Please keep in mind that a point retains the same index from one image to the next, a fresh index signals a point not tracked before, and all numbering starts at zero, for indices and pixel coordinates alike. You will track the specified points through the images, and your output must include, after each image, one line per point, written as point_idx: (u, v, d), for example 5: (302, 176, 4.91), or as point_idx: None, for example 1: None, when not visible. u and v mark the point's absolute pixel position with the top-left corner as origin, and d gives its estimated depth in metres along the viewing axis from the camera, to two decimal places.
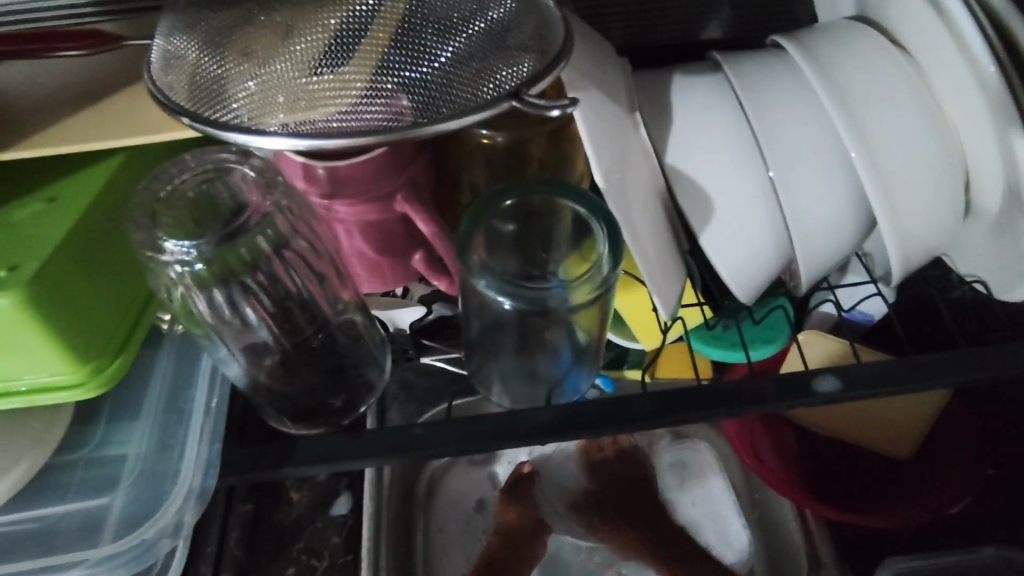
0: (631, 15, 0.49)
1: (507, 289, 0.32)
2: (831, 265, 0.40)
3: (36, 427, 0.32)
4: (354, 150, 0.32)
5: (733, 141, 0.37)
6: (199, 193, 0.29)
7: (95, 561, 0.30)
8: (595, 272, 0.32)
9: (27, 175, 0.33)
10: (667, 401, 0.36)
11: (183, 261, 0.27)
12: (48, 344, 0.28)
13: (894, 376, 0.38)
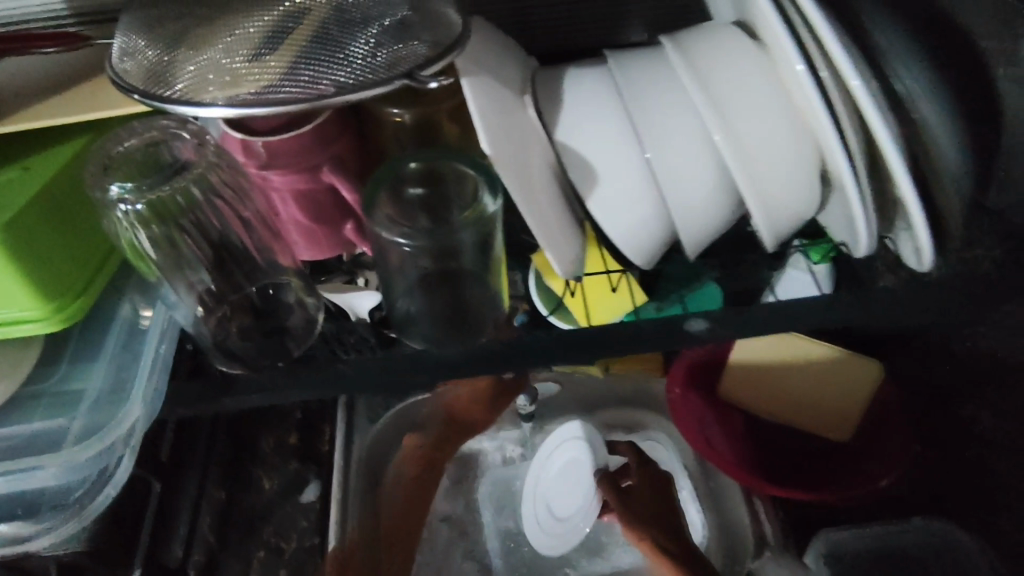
0: (560, 24, 0.56)
1: (407, 232, 0.39)
2: (709, 230, 0.46)
3: (8, 358, 0.38)
4: (281, 123, 0.38)
5: (615, 121, 0.44)
6: (141, 150, 0.36)
7: (52, 466, 0.36)
8: (480, 209, 0.38)
9: (13, 148, 0.39)
10: (558, 338, 0.42)
11: (125, 200, 0.35)
12: (18, 281, 0.34)
13: (758, 320, 0.44)
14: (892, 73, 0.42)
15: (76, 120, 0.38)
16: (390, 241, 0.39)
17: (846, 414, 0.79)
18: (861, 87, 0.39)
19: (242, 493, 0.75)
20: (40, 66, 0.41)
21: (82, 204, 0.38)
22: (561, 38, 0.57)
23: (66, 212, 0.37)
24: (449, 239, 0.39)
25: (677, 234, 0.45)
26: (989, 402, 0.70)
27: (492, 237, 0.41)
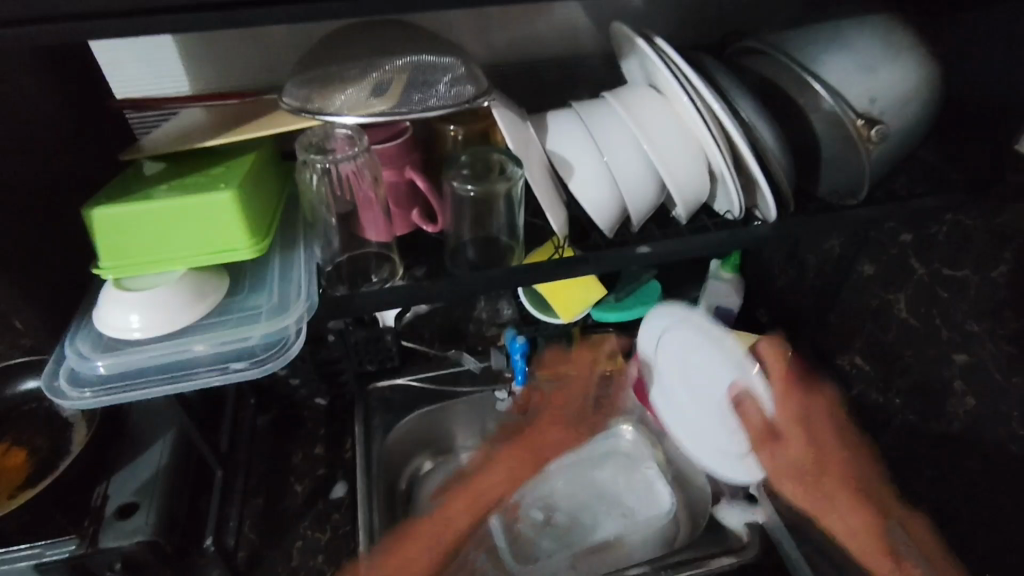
0: (536, 89, 0.89)
1: (471, 184, 0.66)
2: (644, 206, 0.73)
3: (214, 282, 0.58)
4: (387, 138, 0.64)
5: (580, 137, 0.71)
6: (317, 141, 0.64)
7: (254, 333, 0.56)
8: (511, 170, 0.66)
9: (213, 159, 0.63)
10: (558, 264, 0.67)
11: (313, 161, 0.63)
12: (239, 222, 0.56)
13: (679, 253, 0.72)
14: (738, 109, 0.70)
15: (260, 137, 0.62)
16: (461, 188, 0.67)
17: None
18: (719, 111, 0.68)
19: (314, 475, 1.06)
20: (228, 118, 0.67)
21: (262, 187, 0.61)
22: (538, 98, 0.90)
23: (257, 187, 0.60)
24: (492, 190, 0.66)
25: (627, 203, 0.72)
26: (858, 349, 0.96)
27: (514, 196, 0.68)
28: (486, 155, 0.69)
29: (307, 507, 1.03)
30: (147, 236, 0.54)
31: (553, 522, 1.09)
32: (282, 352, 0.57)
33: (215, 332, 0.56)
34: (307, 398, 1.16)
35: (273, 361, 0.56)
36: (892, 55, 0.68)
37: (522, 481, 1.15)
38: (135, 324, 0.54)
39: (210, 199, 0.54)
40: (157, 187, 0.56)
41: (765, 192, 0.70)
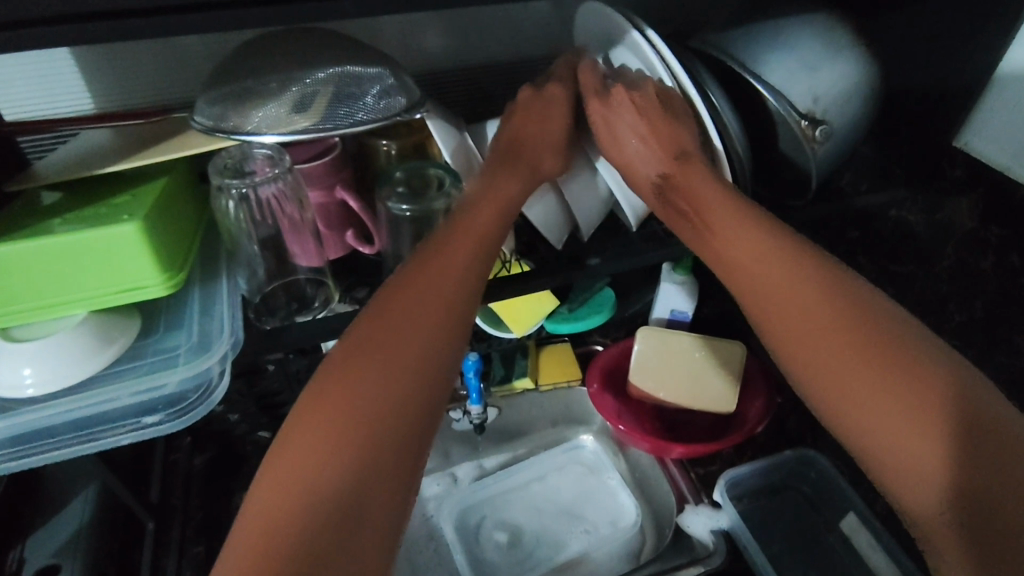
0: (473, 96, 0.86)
1: (406, 202, 0.61)
2: (592, 217, 0.71)
3: (124, 323, 0.52)
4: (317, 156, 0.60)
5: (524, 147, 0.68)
6: (233, 164, 0.58)
7: (170, 381, 0.50)
8: (451, 189, 0.62)
9: (116, 185, 0.57)
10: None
11: (229, 186, 0.57)
12: (149, 255, 0.50)
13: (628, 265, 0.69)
14: (707, 93, 0.67)
15: (170, 158, 0.56)
16: (396, 209, 0.61)
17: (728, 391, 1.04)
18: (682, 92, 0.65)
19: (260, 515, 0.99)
20: (131, 141, 0.61)
21: (175, 212, 0.55)
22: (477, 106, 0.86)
23: (168, 214, 0.54)
24: (427, 209, 0.61)
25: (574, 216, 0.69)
26: None
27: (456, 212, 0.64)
28: (421, 170, 0.64)
29: None
30: (41, 277, 0.48)
31: (515, 545, 1.06)
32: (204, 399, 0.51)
33: (125, 382, 0.50)
34: (248, 432, 1.05)
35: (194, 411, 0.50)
36: (838, 54, 0.69)
37: (481, 504, 1.11)
38: (27, 379, 0.47)
39: (112, 231, 0.48)
40: (49, 220, 0.50)
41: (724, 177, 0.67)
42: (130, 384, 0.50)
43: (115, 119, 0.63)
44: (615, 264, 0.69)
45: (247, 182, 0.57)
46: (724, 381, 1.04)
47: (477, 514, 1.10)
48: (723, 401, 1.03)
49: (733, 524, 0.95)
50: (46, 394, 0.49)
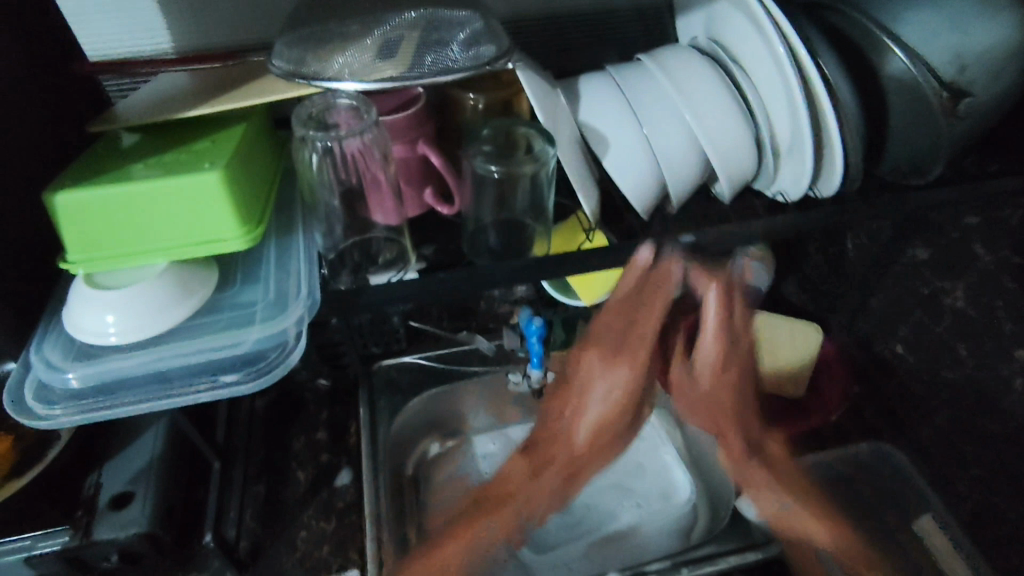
0: (559, 50, 0.81)
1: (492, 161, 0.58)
2: (687, 186, 0.65)
3: (202, 276, 0.51)
4: (399, 108, 0.57)
5: (620, 107, 0.62)
6: (317, 114, 0.55)
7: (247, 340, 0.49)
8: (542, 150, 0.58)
9: (195, 130, 0.55)
10: (589, 255, 0.59)
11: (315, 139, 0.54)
12: (230, 207, 0.48)
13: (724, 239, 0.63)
14: (821, 62, 0.61)
15: (250, 104, 0.54)
16: (482, 168, 0.59)
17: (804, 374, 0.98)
18: (784, 53, 0.59)
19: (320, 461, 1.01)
20: (209, 84, 0.59)
21: (254, 162, 0.53)
22: (564, 63, 0.81)
23: (248, 165, 0.51)
24: (518, 171, 0.58)
25: (669, 186, 0.63)
26: (902, 337, 0.97)
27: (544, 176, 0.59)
28: (510, 128, 0.60)
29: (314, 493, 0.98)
30: (124, 225, 0.47)
31: (568, 512, 1.05)
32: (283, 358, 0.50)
33: (204, 335, 0.49)
34: (309, 380, 1.10)
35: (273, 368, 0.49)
36: (984, 14, 0.61)
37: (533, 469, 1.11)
38: (111, 327, 0.47)
39: (193, 179, 0.46)
40: (131, 165, 0.49)
41: (830, 148, 0.62)
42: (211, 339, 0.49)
43: (194, 62, 0.61)
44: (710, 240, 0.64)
45: (332, 137, 0.54)
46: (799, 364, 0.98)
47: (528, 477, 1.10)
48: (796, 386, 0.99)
49: None
50: (126, 342, 0.48)
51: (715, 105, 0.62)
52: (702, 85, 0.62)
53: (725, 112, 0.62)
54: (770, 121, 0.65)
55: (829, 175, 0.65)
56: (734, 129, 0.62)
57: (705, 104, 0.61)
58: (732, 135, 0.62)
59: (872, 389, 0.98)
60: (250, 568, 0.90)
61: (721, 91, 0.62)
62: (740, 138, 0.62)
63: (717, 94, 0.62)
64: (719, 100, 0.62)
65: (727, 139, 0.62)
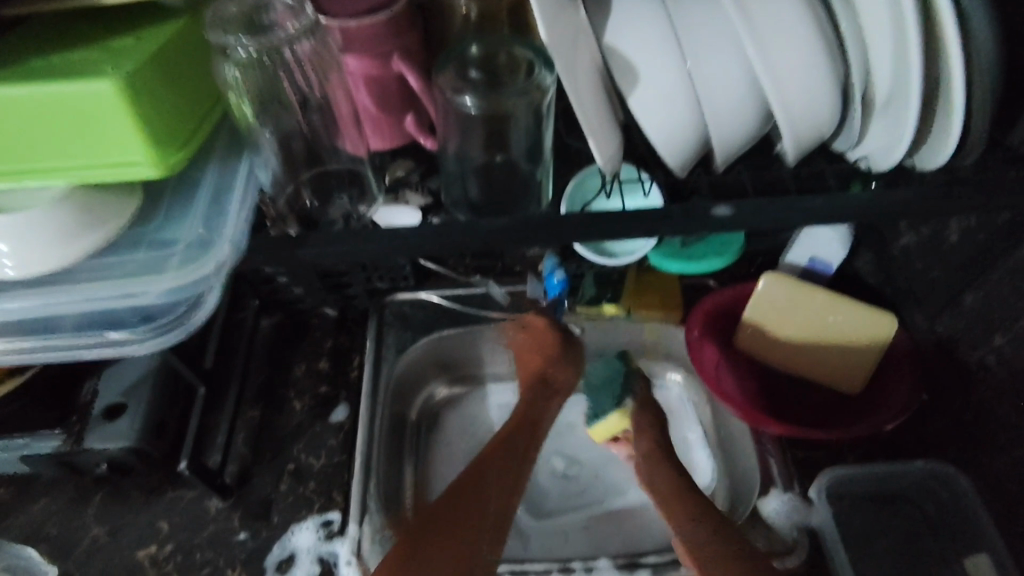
0: None
1: (476, 92, 0.49)
2: (738, 143, 0.50)
3: (116, 204, 0.44)
4: (361, 13, 0.49)
5: (660, 32, 0.47)
6: (244, 16, 0.48)
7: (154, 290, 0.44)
8: (540, 75, 0.48)
9: (122, 21, 0.45)
10: (589, 221, 0.48)
11: (241, 44, 0.46)
12: (137, 124, 0.39)
13: (777, 215, 0.50)
14: None
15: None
16: (460, 101, 0.49)
17: (852, 363, 0.87)
18: None
19: (317, 394, 0.96)
20: None
21: (184, 66, 0.43)
22: None
23: (172, 71, 0.42)
24: (502, 103, 0.49)
25: (713, 141, 0.49)
26: (997, 347, 0.76)
27: (545, 107, 0.51)
28: (505, 47, 0.50)
29: (306, 425, 0.94)
30: (10, 137, 0.38)
31: (575, 479, 0.98)
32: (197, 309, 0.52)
33: (110, 279, 0.45)
34: (315, 307, 1.03)
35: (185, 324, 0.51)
36: None
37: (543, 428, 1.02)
38: (5, 259, 0.41)
39: (86, 88, 0.37)
40: (28, 59, 0.40)
41: (953, 107, 0.47)
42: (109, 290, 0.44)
43: None
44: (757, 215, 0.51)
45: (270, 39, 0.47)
46: (838, 351, 0.87)
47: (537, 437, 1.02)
48: (830, 374, 0.89)
49: (823, 525, 0.80)
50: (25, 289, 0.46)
51: (797, 37, 0.46)
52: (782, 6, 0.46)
53: (808, 48, 0.46)
54: (866, 64, 0.50)
55: (937, 139, 0.50)
56: (813, 74, 0.47)
57: (783, 34, 0.46)
58: (810, 81, 0.47)
59: (943, 400, 0.84)
60: (235, 493, 0.88)
61: (810, 14, 0.47)
62: (815, 84, 0.47)
63: (802, 20, 0.46)
64: (801, 31, 0.46)
65: (807, 85, 0.47)
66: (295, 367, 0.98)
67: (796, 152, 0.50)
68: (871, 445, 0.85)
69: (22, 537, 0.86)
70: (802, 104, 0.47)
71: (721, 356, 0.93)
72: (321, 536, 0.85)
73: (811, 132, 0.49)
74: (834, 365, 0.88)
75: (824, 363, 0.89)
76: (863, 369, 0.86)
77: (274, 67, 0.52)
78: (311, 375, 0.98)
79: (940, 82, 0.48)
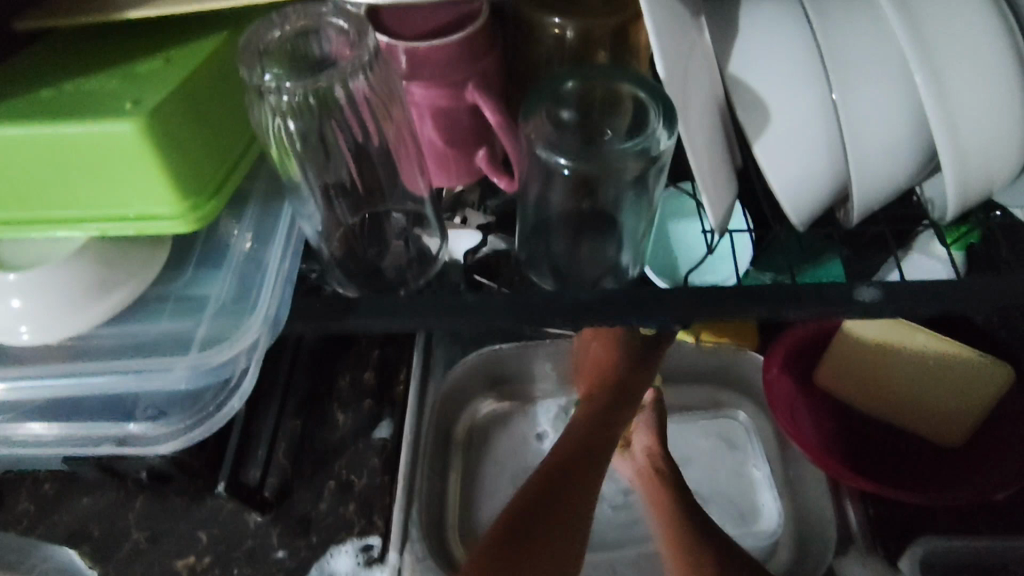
0: None
1: (569, 151, 0.39)
2: (884, 191, 0.40)
3: (139, 258, 0.40)
4: (433, 34, 0.42)
5: (800, 61, 0.38)
6: (290, 47, 0.39)
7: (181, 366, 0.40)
8: (652, 138, 0.38)
9: (151, 38, 0.39)
10: (691, 294, 0.41)
11: (281, 89, 0.37)
12: (160, 173, 0.33)
13: (919, 300, 0.41)
14: None
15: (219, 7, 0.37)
16: (549, 157, 0.40)
17: (960, 420, 0.75)
18: None
19: (359, 407, 0.91)
20: None
21: (220, 96, 0.37)
22: None
23: (202, 105, 0.36)
24: (605, 165, 0.40)
25: (853, 196, 0.40)
26: None
27: (653, 171, 0.41)
28: (607, 79, 0.40)
29: (346, 441, 0.88)
30: (17, 189, 0.33)
31: (631, 512, 0.90)
32: (225, 398, 0.47)
33: (133, 350, 0.40)
34: None
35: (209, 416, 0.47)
36: None
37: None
38: (20, 323, 0.38)
39: (104, 129, 0.31)
40: (40, 89, 0.34)
41: None
42: (120, 367, 0.40)
43: None
44: (899, 292, 0.42)
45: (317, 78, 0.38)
46: (945, 406, 0.76)
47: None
48: (929, 428, 0.78)
49: None
50: (28, 362, 0.41)
51: (987, 72, 0.36)
52: (966, 34, 0.36)
53: (999, 84, 0.36)
54: None
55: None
56: (1002, 118, 0.37)
57: (967, 66, 0.36)
58: (998, 126, 0.37)
59: None
60: (275, 507, 0.83)
61: (1004, 44, 0.37)
62: (1005, 129, 0.37)
63: (993, 51, 0.36)
64: (992, 64, 0.36)
65: (994, 133, 0.37)
66: (338, 377, 0.93)
67: (959, 211, 0.40)
68: (979, 516, 0.75)
69: (65, 536, 0.84)
70: (983, 154, 0.37)
71: (797, 397, 0.83)
72: (359, 561, 0.80)
73: (985, 187, 0.39)
74: (937, 420, 0.77)
75: (922, 418, 0.78)
76: (971, 423, 0.75)
77: (326, 112, 0.42)
78: (355, 386, 0.93)
79: None
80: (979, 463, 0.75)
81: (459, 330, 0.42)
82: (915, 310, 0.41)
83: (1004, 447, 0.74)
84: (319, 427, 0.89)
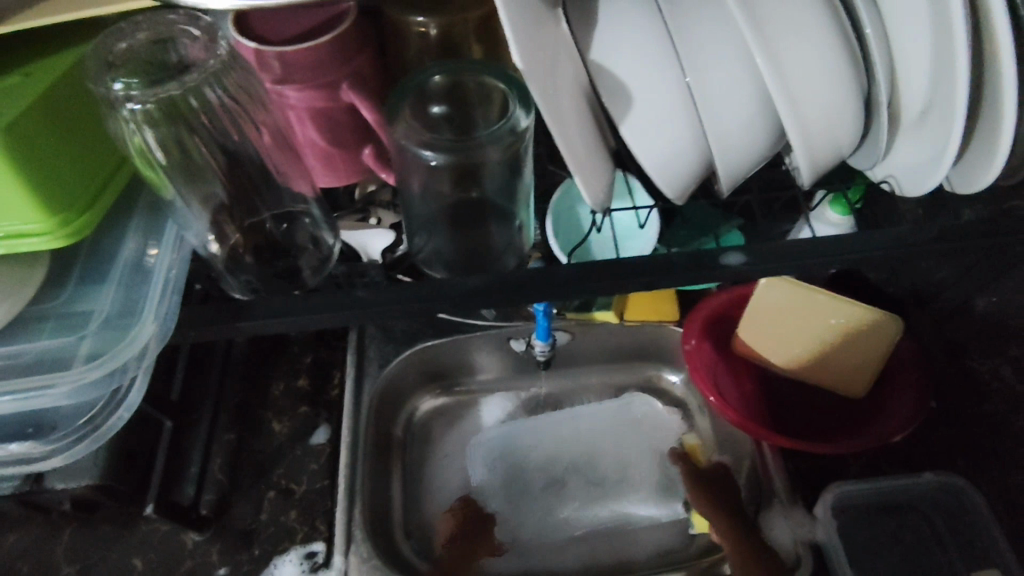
0: None
1: (435, 144, 0.41)
2: (744, 162, 0.43)
3: (7, 285, 0.40)
4: (298, 37, 0.43)
5: (654, 47, 0.40)
6: (149, 54, 0.39)
7: (66, 382, 0.40)
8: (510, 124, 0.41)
9: (2, 57, 0.39)
10: (573, 271, 0.44)
11: (130, 99, 0.37)
12: (20, 190, 0.33)
13: (783, 261, 0.45)
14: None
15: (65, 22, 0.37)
16: (419, 153, 0.41)
17: (861, 375, 0.80)
18: None
19: (293, 415, 0.90)
20: None
21: (79, 110, 0.37)
22: None
23: (63, 120, 0.36)
24: (474, 156, 0.41)
25: (716, 169, 0.42)
26: None
27: (520, 154, 0.43)
28: (474, 74, 0.43)
29: (283, 449, 0.88)
30: None
31: (560, 495, 0.91)
32: (110, 412, 0.47)
33: (18, 370, 0.40)
34: None
35: (94, 430, 0.47)
36: None
37: (519, 446, 0.95)
38: None
39: None
40: None
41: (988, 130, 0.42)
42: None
43: None
44: (764, 256, 0.45)
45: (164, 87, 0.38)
46: (846, 363, 0.81)
47: (511, 459, 0.93)
48: (835, 384, 0.83)
49: (828, 541, 0.75)
50: None
51: (820, 48, 0.39)
52: (797, 14, 0.39)
53: (831, 59, 0.40)
54: (894, 75, 0.44)
55: (936, 164, 0.43)
56: (837, 91, 0.40)
57: (801, 44, 0.39)
58: (834, 97, 0.41)
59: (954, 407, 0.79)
60: (213, 524, 0.82)
61: (832, 23, 0.40)
62: (840, 101, 0.41)
63: (823, 29, 0.40)
64: (824, 41, 0.40)
65: (831, 104, 0.41)
66: (271, 387, 0.92)
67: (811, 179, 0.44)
68: (887, 460, 0.80)
69: None
70: (824, 124, 0.41)
71: (716, 367, 0.87)
72: (304, 568, 0.80)
73: (831, 154, 0.43)
74: (842, 376, 0.82)
75: (829, 375, 0.83)
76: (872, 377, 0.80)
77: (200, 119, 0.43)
78: (289, 394, 0.92)
79: (982, 88, 0.42)
80: (879, 409, 0.81)
81: (357, 323, 0.43)
82: (782, 269, 0.45)
83: (900, 392, 0.80)
84: (254, 439, 0.88)
